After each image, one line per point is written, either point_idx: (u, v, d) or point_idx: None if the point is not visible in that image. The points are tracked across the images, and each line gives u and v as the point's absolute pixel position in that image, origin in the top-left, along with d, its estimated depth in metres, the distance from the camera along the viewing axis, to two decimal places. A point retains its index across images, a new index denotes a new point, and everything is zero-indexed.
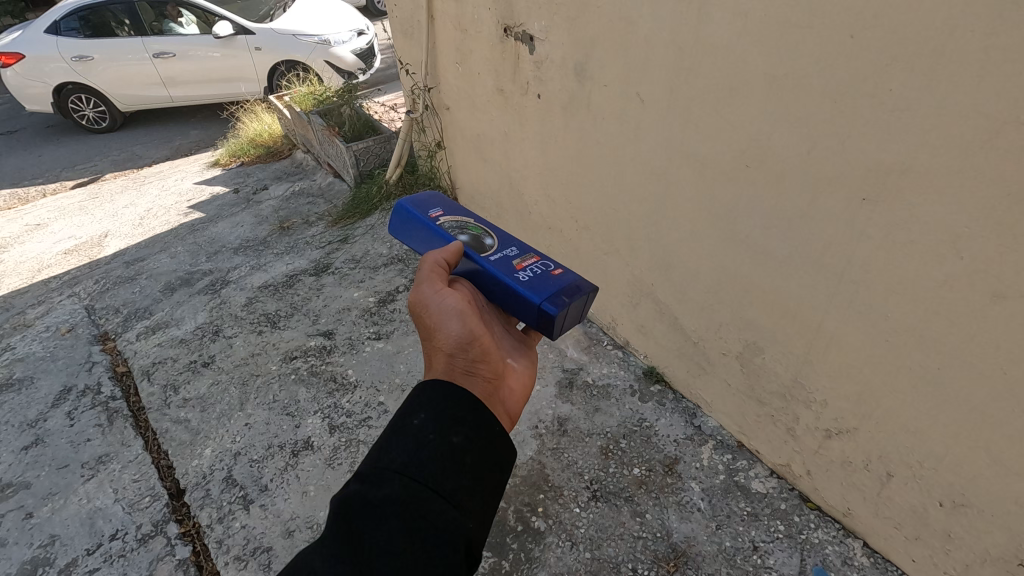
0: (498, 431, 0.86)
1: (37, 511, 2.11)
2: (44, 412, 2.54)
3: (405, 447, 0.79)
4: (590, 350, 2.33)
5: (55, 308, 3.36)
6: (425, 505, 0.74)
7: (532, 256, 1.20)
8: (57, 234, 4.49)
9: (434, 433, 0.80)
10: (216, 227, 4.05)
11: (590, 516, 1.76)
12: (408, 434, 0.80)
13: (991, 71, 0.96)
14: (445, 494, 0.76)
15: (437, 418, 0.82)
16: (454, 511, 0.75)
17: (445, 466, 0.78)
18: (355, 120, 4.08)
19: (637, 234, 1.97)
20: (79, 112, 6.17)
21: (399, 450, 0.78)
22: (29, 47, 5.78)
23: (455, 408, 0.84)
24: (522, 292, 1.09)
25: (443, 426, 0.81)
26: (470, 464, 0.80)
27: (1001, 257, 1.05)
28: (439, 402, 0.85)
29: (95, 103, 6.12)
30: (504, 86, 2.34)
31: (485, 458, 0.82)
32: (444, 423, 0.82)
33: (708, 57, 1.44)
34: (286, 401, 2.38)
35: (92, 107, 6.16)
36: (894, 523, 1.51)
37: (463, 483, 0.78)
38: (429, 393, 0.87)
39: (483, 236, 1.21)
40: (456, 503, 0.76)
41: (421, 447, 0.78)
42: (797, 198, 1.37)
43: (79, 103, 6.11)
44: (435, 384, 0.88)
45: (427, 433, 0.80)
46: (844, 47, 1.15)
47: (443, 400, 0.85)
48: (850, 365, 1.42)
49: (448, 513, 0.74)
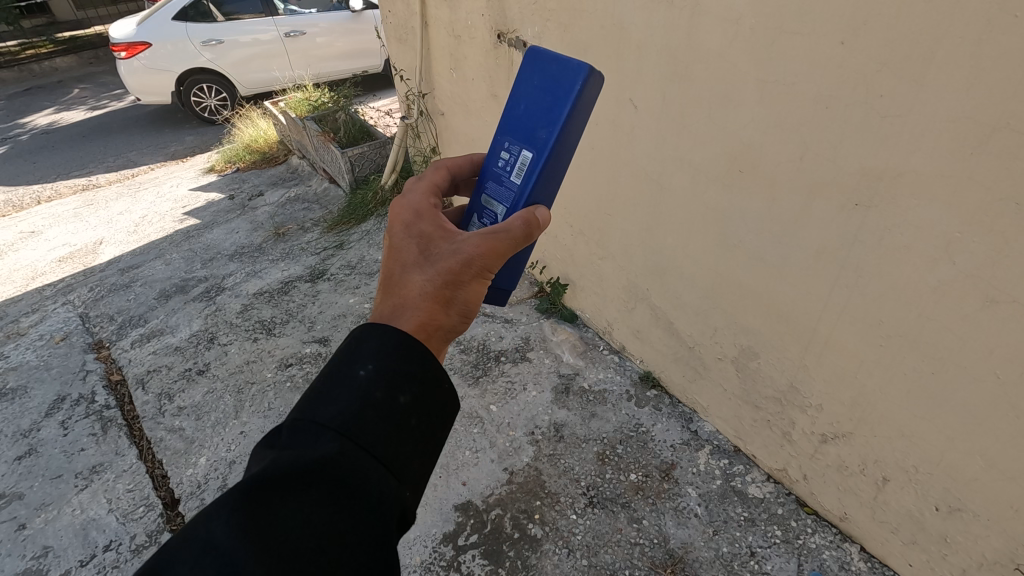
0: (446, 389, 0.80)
1: (30, 522, 2.09)
2: (38, 422, 2.53)
3: (346, 404, 0.72)
4: (586, 354, 2.33)
5: (49, 316, 3.34)
6: (363, 471, 0.68)
7: None
8: (51, 241, 4.47)
9: (381, 391, 0.73)
10: (211, 233, 4.04)
11: (587, 522, 1.75)
12: (354, 389, 0.73)
13: (981, 78, 0.97)
14: (380, 458, 0.70)
15: (384, 372, 0.76)
16: (388, 477, 0.70)
17: (383, 428, 0.72)
18: (350, 125, 4.11)
19: (631, 238, 1.97)
20: (202, 102, 6.16)
21: (340, 407, 0.72)
22: (159, 36, 5.74)
23: (405, 361, 0.77)
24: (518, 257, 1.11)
25: (392, 383, 0.75)
26: (413, 427, 0.75)
27: (995, 262, 1.05)
28: (390, 354, 0.77)
29: (217, 92, 6.16)
30: (497, 92, 2.35)
31: (431, 420, 0.77)
32: (393, 381, 0.75)
33: (700, 63, 1.44)
34: (281, 409, 2.37)
35: (215, 97, 6.18)
36: (891, 527, 1.51)
37: (405, 449, 0.73)
38: (381, 340, 0.79)
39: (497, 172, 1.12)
40: (390, 468, 0.71)
41: (365, 406, 0.72)
42: (790, 204, 1.37)
43: (204, 93, 6.12)
44: (391, 333, 0.80)
45: (373, 391, 0.73)
46: (835, 54, 1.15)
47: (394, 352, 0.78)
48: (845, 370, 1.42)
49: (381, 479, 0.69)
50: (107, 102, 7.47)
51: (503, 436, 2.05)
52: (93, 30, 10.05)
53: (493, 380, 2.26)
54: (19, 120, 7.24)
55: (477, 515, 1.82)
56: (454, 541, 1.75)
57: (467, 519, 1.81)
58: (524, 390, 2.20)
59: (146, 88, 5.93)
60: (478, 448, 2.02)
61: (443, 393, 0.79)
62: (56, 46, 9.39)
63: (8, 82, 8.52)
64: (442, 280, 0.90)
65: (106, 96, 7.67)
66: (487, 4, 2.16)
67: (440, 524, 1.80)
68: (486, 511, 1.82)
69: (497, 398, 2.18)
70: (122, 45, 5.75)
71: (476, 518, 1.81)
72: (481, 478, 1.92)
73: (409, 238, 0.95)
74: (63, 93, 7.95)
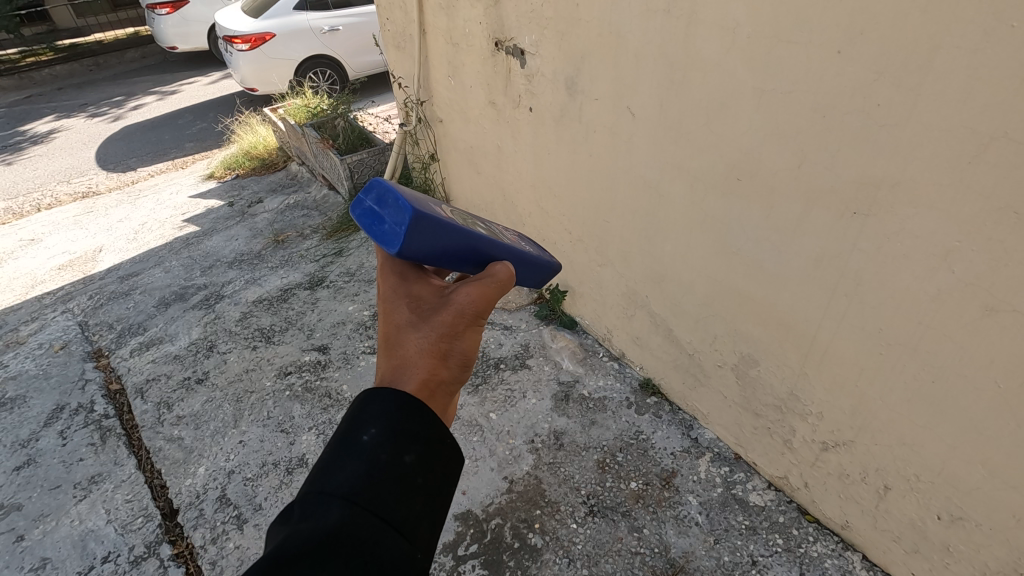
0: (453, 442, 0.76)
1: (28, 533, 2.08)
2: (36, 432, 2.52)
3: (352, 470, 0.68)
4: (586, 361, 2.32)
5: (49, 324, 3.34)
6: (378, 538, 0.63)
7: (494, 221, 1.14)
8: (51, 249, 4.47)
9: (386, 453, 0.69)
10: (210, 241, 4.03)
11: (587, 531, 1.74)
12: (359, 453, 0.69)
13: (976, 87, 0.97)
14: (395, 523, 0.66)
15: (391, 432, 0.72)
16: (404, 543, 0.65)
17: (397, 490, 0.68)
18: (349, 132, 4.12)
19: (630, 245, 1.97)
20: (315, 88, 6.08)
21: (347, 474, 0.68)
22: (279, 24, 5.67)
23: (411, 420, 0.74)
24: (539, 264, 1.13)
25: (397, 443, 0.71)
26: (422, 486, 0.70)
27: (994, 271, 1.05)
28: (392, 414, 0.74)
29: (331, 76, 6.12)
30: (495, 99, 2.35)
31: (440, 476, 0.73)
32: (398, 441, 0.71)
33: (697, 71, 1.44)
34: (280, 417, 2.36)
35: (326, 81, 6.14)
36: (893, 536, 1.50)
37: (417, 509, 0.69)
38: (380, 404, 0.75)
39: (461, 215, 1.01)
40: (406, 534, 0.66)
41: (372, 469, 0.68)
42: (789, 212, 1.36)
43: (316, 78, 6.06)
44: (387, 395, 0.76)
45: (378, 454, 0.69)
46: (831, 62, 1.15)
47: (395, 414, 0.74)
48: (845, 378, 1.41)
49: (398, 546, 0.64)
50: (107, 109, 7.49)
51: (503, 444, 2.04)
52: (92, 37, 10.09)
53: (493, 388, 2.25)
54: (19, 128, 7.26)
55: (477, 524, 1.81)
56: (454, 551, 1.75)
57: (467, 529, 1.80)
58: (524, 398, 2.19)
59: (264, 78, 5.85)
60: (478, 457, 2.01)
61: (449, 447, 0.75)
62: (56, 54, 9.42)
63: (8, 89, 8.55)
64: (440, 337, 0.86)
65: (106, 103, 7.70)
66: (484, 12, 2.16)
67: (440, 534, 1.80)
68: (486, 521, 1.81)
69: (497, 406, 2.18)
70: (246, 37, 5.63)
71: (476, 528, 1.80)
72: (482, 487, 1.91)
73: (399, 300, 0.91)
74: (63, 100, 7.98)
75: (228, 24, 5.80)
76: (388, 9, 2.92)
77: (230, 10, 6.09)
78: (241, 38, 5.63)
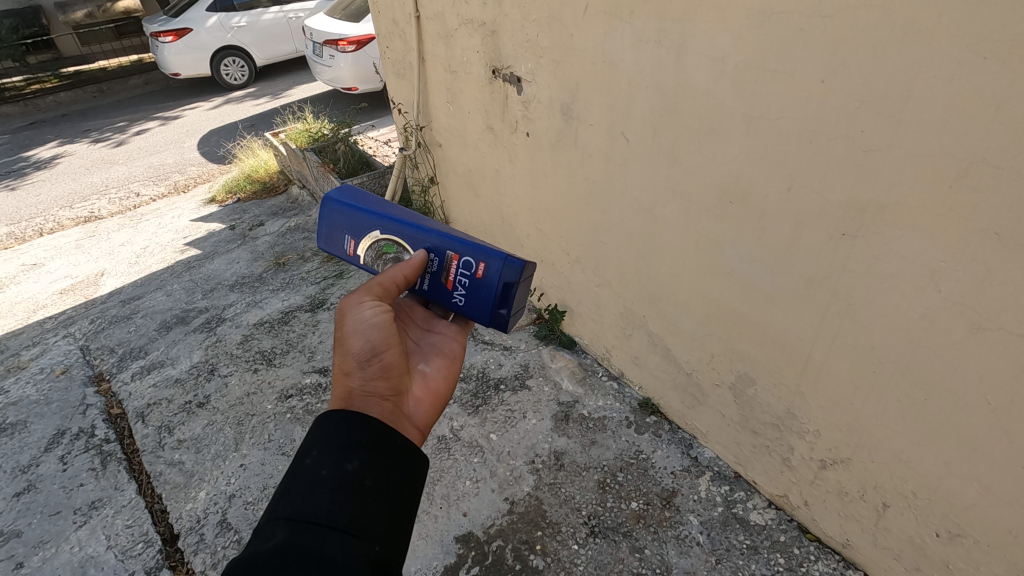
0: (388, 444, 0.93)
1: (28, 560, 2.08)
2: (36, 457, 2.53)
3: (300, 490, 0.84)
4: (585, 381, 2.34)
5: (50, 349, 3.36)
6: (325, 542, 0.78)
7: (451, 258, 1.28)
8: (53, 273, 4.51)
9: (327, 468, 0.86)
10: (211, 264, 4.08)
11: (588, 552, 1.75)
12: (306, 476, 0.85)
13: (954, 116, 1.01)
14: (341, 527, 0.81)
15: (328, 454, 0.88)
16: (352, 539, 0.80)
17: (341, 497, 0.83)
18: (349, 156, 4.18)
19: (626, 267, 2.00)
20: None
21: (295, 494, 0.83)
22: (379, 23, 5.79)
23: (346, 433, 0.91)
24: (471, 314, 1.30)
25: (337, 457, 0.88)
26: (370, 487, 0.86)
27: (979, 290, 1.08)
28: (331, 435, 0.91)
29: None
30: (492, 124, 2.40)
31: (385, 476, 0.89)
32: (334, 457, 0.87)
33: (687, 99, 1.49)
34: (282, 440, 2.36)
35: None
36: (893, 553, 1.50)
37: (366, 511, 0.84)
38: (321, 429, 0.93)
39: (402, 254, 1.33)
40: (354, 533, 0.81)
41: (316, 484, 0.84)
42: (779, 234, 1.40)
43: None
44: (329, 417, 0.94)
45: (320, 470, 0.85)
46: (815, 91, 1.19)
47: (333, 434, 0.91)
48: (840, 396, 1.43)
49: (344, 543, 0.79)
50: (110, 135, 7.61)
51: (503, 465, 2.05)
52: (94, 65, 10.26)
53: (493, 409, 2.28)
54: (23, 153, 7.36)
55: (478, 546, 1.81)
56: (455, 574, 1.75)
57: (468, 551, 1.81)
58: (525, 418, 2.21)
59: (363, 77, 5.91)
60: (479, 478, 2.02)
61: (384, 455, 0.91)
62: (60, 81, 9.59)
63: (12, 115, 8.64)
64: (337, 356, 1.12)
65: (109, 129, 7.82)
66: (482, 41, 2.23)
67: (441, 557, 1.80)
68: (487, 543, 1.82)
69: (498, 426, 2.19)
70: (351, 39, 5.74)
71: (477, 550, 1.80)
72: (482, 509, 1.92)
73: None
74: (66, 126, 8.08)
75: (326, 28, 5.89)
76: (388, 37, 2.98)
77: (314, 18, 6.18)
78: (348, 41, 5.74)
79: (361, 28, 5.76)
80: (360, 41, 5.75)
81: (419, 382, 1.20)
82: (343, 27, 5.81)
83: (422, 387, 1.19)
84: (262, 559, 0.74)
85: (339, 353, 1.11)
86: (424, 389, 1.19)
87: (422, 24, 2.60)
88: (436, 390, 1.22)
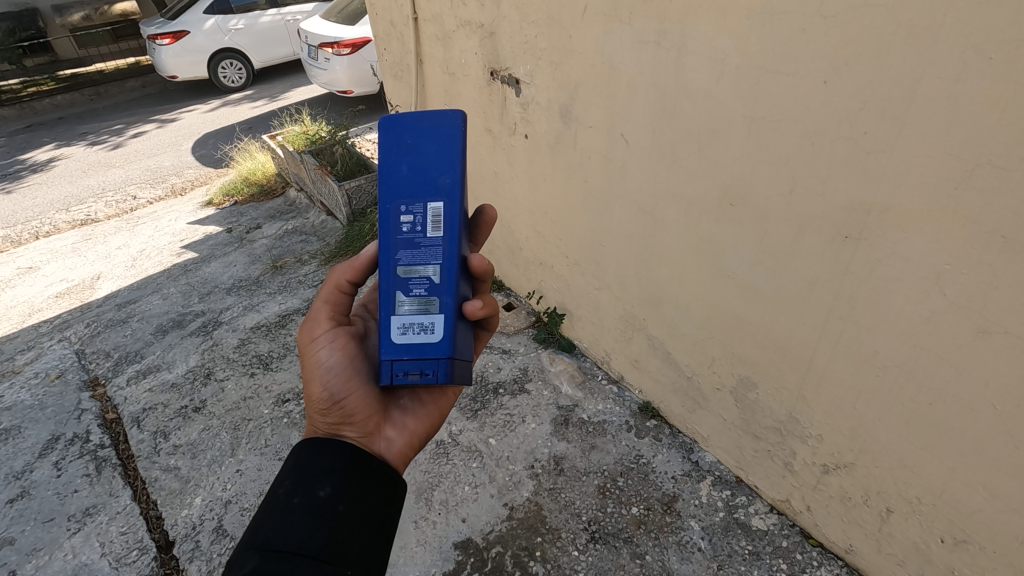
0: (361, 469, 1.00)
1: (20, 568, 2.05)
2: (30, 463, 2.50)
3: (274, 519, 0.91)
4: (584, 385, 2.33)
5: (45, 354, 3.33)
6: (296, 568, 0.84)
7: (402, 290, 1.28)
8: (49, 277, 4.49)
9: (299, 496, 0.93)
10: (208, 268, 4.06)
11: (589, 558, 1.73)
12: (280, 506, 0.92)
13: (958, 117, 0.99)
14: (313, 553, 0.87)
15: (301, 482, 0.95)
16: (323, 565, 0.86)
17: (313, 523, 0.90)
18: (347, 159, 4.12)
19: (626, 269, 1.99)
20: None
21: (269, 524, 0.90)
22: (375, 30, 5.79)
23: (320, 462, 0.98)
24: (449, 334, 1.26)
25: (310, 486, 0.95)
26: (343, 512, 0.93)
27: (985, 293, 1.06)
28: (304, 465, 0.98)
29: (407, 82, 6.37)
30: (491, 127, 2.39)
31: (357, 501, 0.96)
32: (306, 485, 0.94)
33: (688, 101, 1.48)
34: (279, 446, 2.33)
35: None
36: (897, 559, 1.48)
37: (339, 536, 0.90)
38: (296, 460, 1.00)
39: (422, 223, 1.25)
40: (325, 558, 0.88)
41: (289, 512, 0.91)
42: (782, 236, 1.38)
43: None
44: (303, 448, 1.02)
45: (293, 498, 0.93)
46: (818, 91, 1.18)
47: (307, 464, 0.98)
48: (843, 401, 1.41)
49: (315, 569, 0.86)
50: (106, 137, 7.58)
51: (503, 470, 2.04)
52: (92, 68, 10.23)
53: (492, 413, 2.27)
54: (19, 157, 7.33)
55: (477, 553, 1.80)
56: None
57: (467, 558, 1.79)
58: (524, 423, 2.20)
59: (358, 81, 5.89)
60: (478, 483, 2.01)
61: (356, 481, 0.98)
62: (58, 84, 9.56)
63: (8, 119, 8.62)
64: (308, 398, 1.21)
65: (106, 131, 7.79)
66: (480, 43, 2.21)
67: (440, 564, 1.79)
68: (486, 549, 1.80)
69: (497, 431, 2.19)
70: (346, 42, 5.73)
71: (476, 557, 1.79)
72: (481, 515, 1.91)
73: None
74: (63, 130, 8.06)
75: (322, 31, 5.88)
76: (386, 39, 2.97)
77: (311, 20, 6.16)
78: (342, 44, 5.73)
79: (356, 32, 5.76)
80: (355, 45, 5.74)
81: (395, 423, 1.23)
82: (339, 31, 5.81)
83: (397, 427, 1.23)
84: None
85: (307, 397, 1.19)
86: (399, 429, 1.22)
87: (419, 26, 2.59)
88: (415, 430, 1.24)
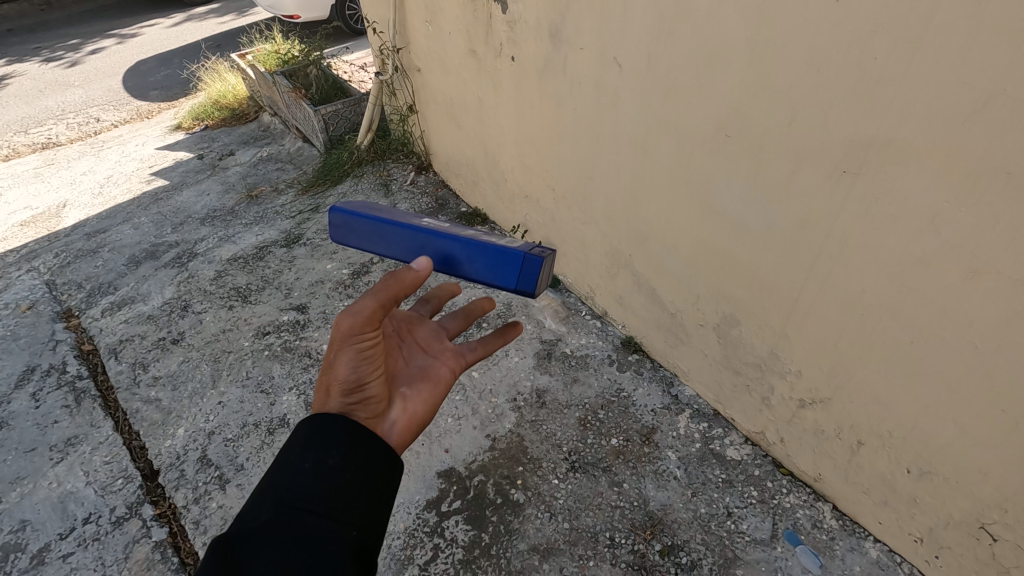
0: (374, 444, 0.89)
1: (5, 496, 2.06)
2: (8, 394, 2.47)
3: (281, 479, 0.82)
4: (569, 320, 2.32)
5: (14, 283, 3.23)
6: (304, 532, 0.76)
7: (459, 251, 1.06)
8: (12, 204, 4.28)
9: (310, 461, 0.83)
10: (181, 196, 3.90)
11: (568, 487, 1.79)
12: (287, 469, 0.83)
13: (976, 42, 0.93)
14: (324, 515, 0.79)
15: (312, 445, 0.85)
16: (335, 526, 0.78)
17: (324, 488, 0.81)
18: (322, 81, 3.87)
19: (613, 204, 1.93)
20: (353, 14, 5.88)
21: (277, 483, 0.82)
22: None
23: (333, 434, 0.87)
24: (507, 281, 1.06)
25: (320, 450, 0.85)
26: (355, 477, 0.84)
27: (981, 233, 1.03)
28: (315, 428, 0.88)
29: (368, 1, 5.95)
30: (475, 48, 2.24)
31: (370, 466, 0.87)
32: (317, 451, 0.85)
33: (688, 22, 1.37)
34: (260, 377, 2.31)
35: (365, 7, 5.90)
36: (863, 488, 1.54)
37: (352, 499, 0.82)
38: (305, 424, 0.89)
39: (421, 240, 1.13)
40: (338, 521, 0.79)
41: (297, 474, 0.82)
42: (777, 172, 1.33)
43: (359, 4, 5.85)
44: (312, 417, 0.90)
45: (303, 463, 0.83)
46: (828, 12, 1.09)
47: (318, 426, 0.88)
48: (825, 339, 1.42)
49: (326, 530, 0.77)
50: (62, 53, 7.05)
51: (485, 403, 2.07)
52: None
53: None
54: None
55: (460, 481, 1.84)
56: (437, 507, 1.78)
57: (450, 486, 1.84)
58: (506, 357, 2.21)
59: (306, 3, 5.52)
60: (461, 415, 2.04)
61: (369, 448, 0.88)
62: None
63: None
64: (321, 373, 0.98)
65: (61, 46, 7.23)
66: None
67: (423, 491, 1.83)
68: (469, 478, 1.85)
69: (480, 364, 2.20)
70: None
71: (458, 485, 1.83)
72: (464, 446, 1.94)
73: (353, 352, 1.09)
74: (14, 44, 7.46)
75: None
76: None
77: None
78: None
79: None
80: None
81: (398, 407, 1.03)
82: None
83: (400, 410, 1.03)
84: (244, 544, 0.74)
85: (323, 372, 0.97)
86: (403, 413, 1.03)
87: None
88: (415, 424, 1.05)
